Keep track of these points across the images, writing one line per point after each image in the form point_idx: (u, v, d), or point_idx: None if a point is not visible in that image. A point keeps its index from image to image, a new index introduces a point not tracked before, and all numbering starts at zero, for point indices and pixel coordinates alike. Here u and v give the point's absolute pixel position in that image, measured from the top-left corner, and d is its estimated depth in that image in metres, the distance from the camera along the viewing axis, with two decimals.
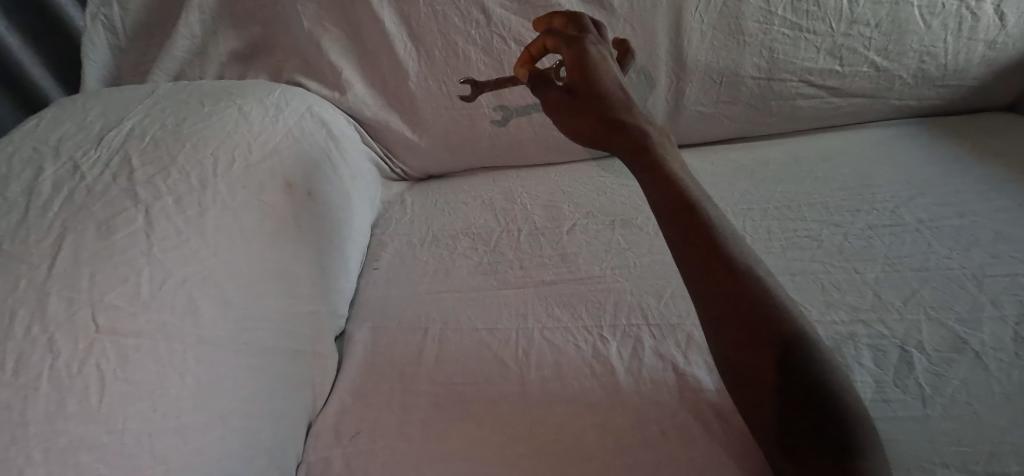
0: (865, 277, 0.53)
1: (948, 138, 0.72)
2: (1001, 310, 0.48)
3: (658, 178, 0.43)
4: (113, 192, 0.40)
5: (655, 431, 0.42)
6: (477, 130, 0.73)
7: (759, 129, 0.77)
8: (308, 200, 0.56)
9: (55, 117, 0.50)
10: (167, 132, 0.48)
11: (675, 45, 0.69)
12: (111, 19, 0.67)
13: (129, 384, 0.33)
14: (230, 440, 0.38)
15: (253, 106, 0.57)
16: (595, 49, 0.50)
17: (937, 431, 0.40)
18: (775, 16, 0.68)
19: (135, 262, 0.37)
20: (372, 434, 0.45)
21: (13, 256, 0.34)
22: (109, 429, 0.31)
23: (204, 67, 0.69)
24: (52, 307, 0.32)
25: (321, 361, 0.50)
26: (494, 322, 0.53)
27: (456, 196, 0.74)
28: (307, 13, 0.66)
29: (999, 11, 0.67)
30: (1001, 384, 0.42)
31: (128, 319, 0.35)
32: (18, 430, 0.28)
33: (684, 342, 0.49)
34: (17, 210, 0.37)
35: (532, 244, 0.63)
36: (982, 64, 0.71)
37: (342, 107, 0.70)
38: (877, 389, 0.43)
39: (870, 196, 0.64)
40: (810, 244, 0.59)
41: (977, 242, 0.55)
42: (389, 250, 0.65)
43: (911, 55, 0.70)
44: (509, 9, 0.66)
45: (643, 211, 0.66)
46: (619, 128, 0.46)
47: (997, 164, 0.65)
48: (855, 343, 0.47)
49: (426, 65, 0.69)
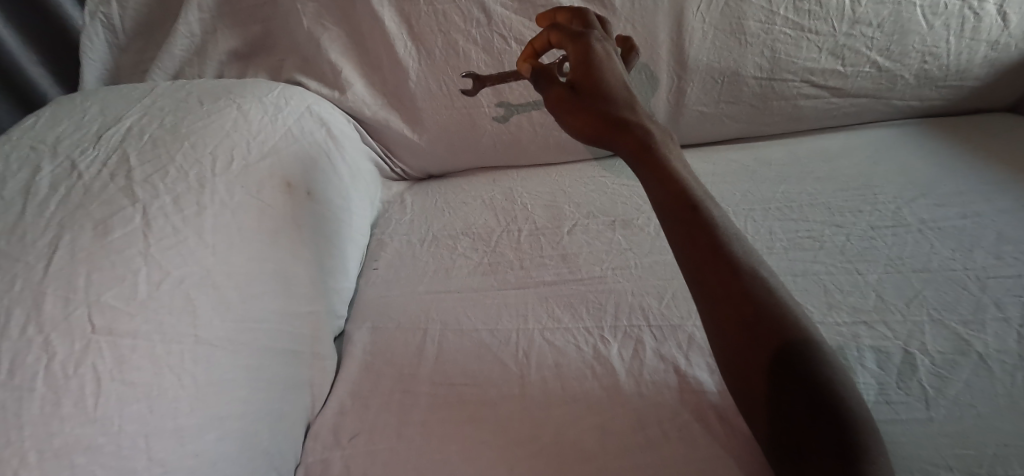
0: (868, 278, 0.53)
1: (950, 139, 0.71)
2: (1005, 312, 0.47)
3: (660, 177, 0.43)
4: (111, 191, 0.40)
5: (656, 432, 0.42)
6: (476, 130, 0.72)
7: (761, 129, 0.77)
8: (307, 199, 0.55)
9: (53, 115, 0.49)
10: (166, 130, 0.47)
11: (677, 45, 0.69)
12: (111, 18, 0.67)
13: (126, 385, 0.33)
14: (228, 441, 0.38)
15: (252, 105, 0.56)
16: (598, 46, 0.50)
17: (940, 434, 0.40)
18: (777, 15, 0.67)
19: (132, 262, 0.37)
20: (370, 435, 0.45)
21: (9, 256, 0.34)
22: (105, 431, 0.31)
23: (203, 65, 0.69)
24: (48, 307, 0.32)
25: (319, 361, 0.50)
26: (494, 322, 0.53)
27: (456, 196, 0.74)
28: (306, 12, 0.66)
29: (1001, 12, 0.67)
30: (1005, 386, 0.42)
31: (125, 320, 0.34)
32: (13, 431, 0.28)
33: (685, 343, 0.48)
34: (14, 208, 0.37)
35: (532, 244, 0.63)
36: (984, 64, 0.70)
37: (342, 106, 0.70)
38: (880, 391, 0.43)
39: (872, 196, 0.64)
40: (812, 244, 0.58)
41: (980, 244, 0.55)
42: (388, 250, 0.65)
43: (913, 55, 0.69)
44: (509, 9, 0.66)
45: (644, 211, 0.66)
46: (620, 126, 0.46)
47: (1000, 165, 0.65)
48: (857, 344, 0.47)
49: (426, 64, 0.68)
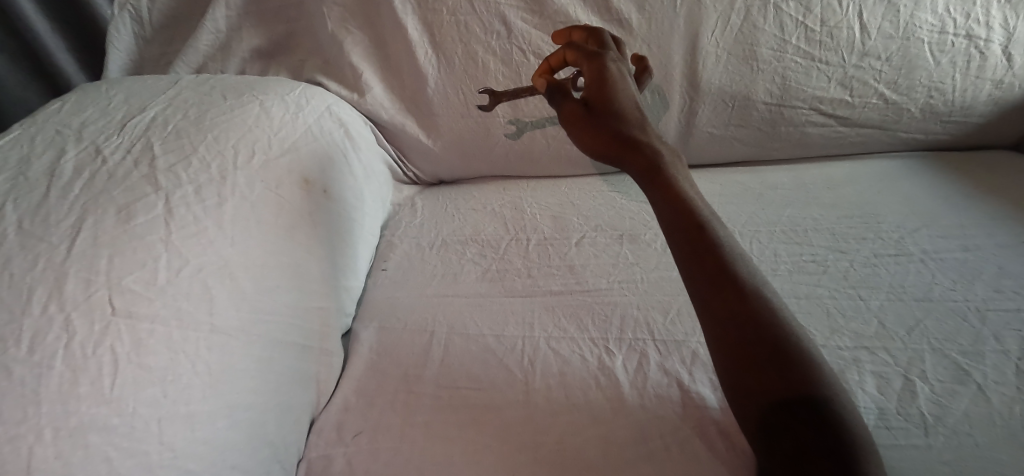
0: (870, 304, 0.54)
1: (952, 173, 0.73)
2: (1004, 345, 0.48)
3: (670, 196, 0.44)
4: (135, 178, 0.40)
5: (658, 446, 0.42)
6: (490, 139, 0.73)
7: (769, 153, 0.78)
8: (323, 197, 0.56)
9: (78, 100, 0.50)
10: (189, 122, 0.48)
11: (690, 68, 0.71)
12: (139, 10, 0.68)
13: (142, 369, 0.33)
14: (235, 430, 0.38)
15: (274, 103, 0.58)
16: (614, 65, 0.52)
17: (938, 461, 0.40)
18: (789, 44, 0.69)
19: (154, 248, 0.37)
20: (374, 433, 0.45)
21: (33, 235, 0.34)
22: (119, 412, 0.31)
23: (226, 61, 0.70)
24: (69, 287, 0.33)
25: (327, 357, 0.50)
26: (500, 328, 0.53)
27: (466, 203, 0.74)
28: (331, 16, 0.67)
29: (1007, 53, 0.69)
30: (1003, 417, 0.43)
31: (144, 304, 0.35)
32: (30, 407, 0.29)
33: (689, 359, 0.49)
34: (38, 189, 0.37)
35: (540, 254, 0.63)
36: (988, 102, 0.72)
37: (360, 108, 0.71)
38: (880, 416, 0.43)
39: (876, 224, 0.65)
40: (816, 269, 0.59)
41: (980, 276, 0.56)
42: (398, 252, 0.66)
43: (920, 89, 0.71)
44: (529, 23, 0.68)
45: (651, 227, 0.67)
46: (632, 144, 0.47)
47: (1001, 201, 0.66)
48: (858, 368, 0.47)
49: (445, 72, 0.70)
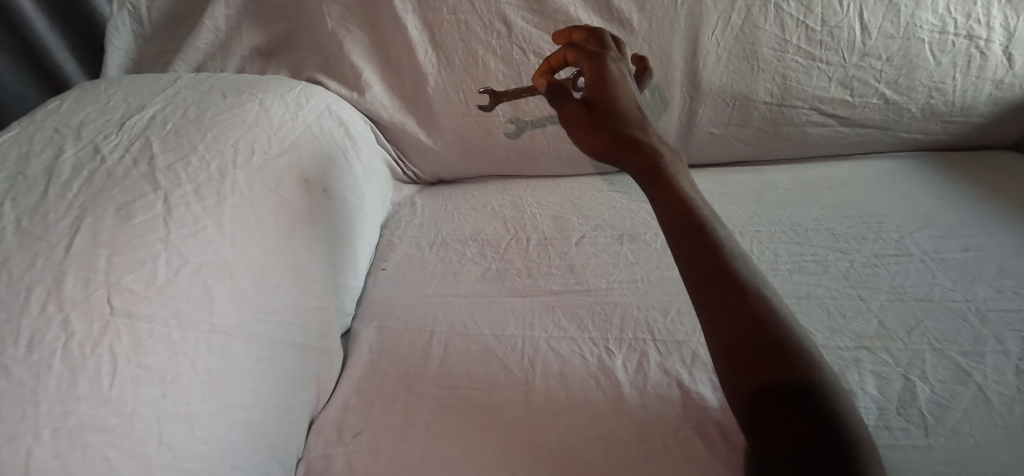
0: (870, 305, 0.54)
1: (952, 173, 0.72)
2: (1004, 346, 0.48)
3: (671, 196, 0.43)
4: (133, 177, 0.40)
5: (659, 446, 0.42)
6: (490, 138, 0.73)
7: (769, 153, 0.78)
8: (323, 197, 0.56)
9: (77, 99, 0.50)
10: (189, 121, 0.48)
11: (690, 67, 0.71)
12: (138, 8, 0.68)
13: (141, 370, 0.33)
14: (235, 430, 0.38)
15: (274, 102, 0.57)
16: (614, 65, 0.52)
17: (938, 461, 0.40)
18: (790, 44, 0.69)
19: (153, 247, 0.37)
20: (374, 433, 0.45)
21: (32, 235, 0.34)
22: (118, 412, 0.31)
23: (226, 60, 0.70)
24: (68, 287, 0.33)
25: (326, 357, 0.50)
26: (500, 328, 0.53)
27: (466, 202, 0.74)
28: (331, 14, 0.67)
29: (1007, 53, 0.68)
30: (1003, 417, 0.43)
31: (143, 303, 0.35)
32: (29, 407, 0.29)
33: (690, 360, 0.49)
34: (37, 188, 0.37)
35: (540, 253, 0.63)
36: (989, 102, 0.72)
37: (360, 107, 0.70)
38: (880, 416, 0.44)
39: (875, 224, 0.65)
40: (816, 269, 0.59)
41: (980, 277, 0.56)
42: (397, 252, 0.66)
43: (920, 89, 0.71)
44: (530, 22, 0.68)
45: (651, 227, 0.66)
46: (633, 144, 0.47)
47: (1001, 201, 0.66)
48: (858, 369, 0.47)
49: (445, 71, 0.69)
